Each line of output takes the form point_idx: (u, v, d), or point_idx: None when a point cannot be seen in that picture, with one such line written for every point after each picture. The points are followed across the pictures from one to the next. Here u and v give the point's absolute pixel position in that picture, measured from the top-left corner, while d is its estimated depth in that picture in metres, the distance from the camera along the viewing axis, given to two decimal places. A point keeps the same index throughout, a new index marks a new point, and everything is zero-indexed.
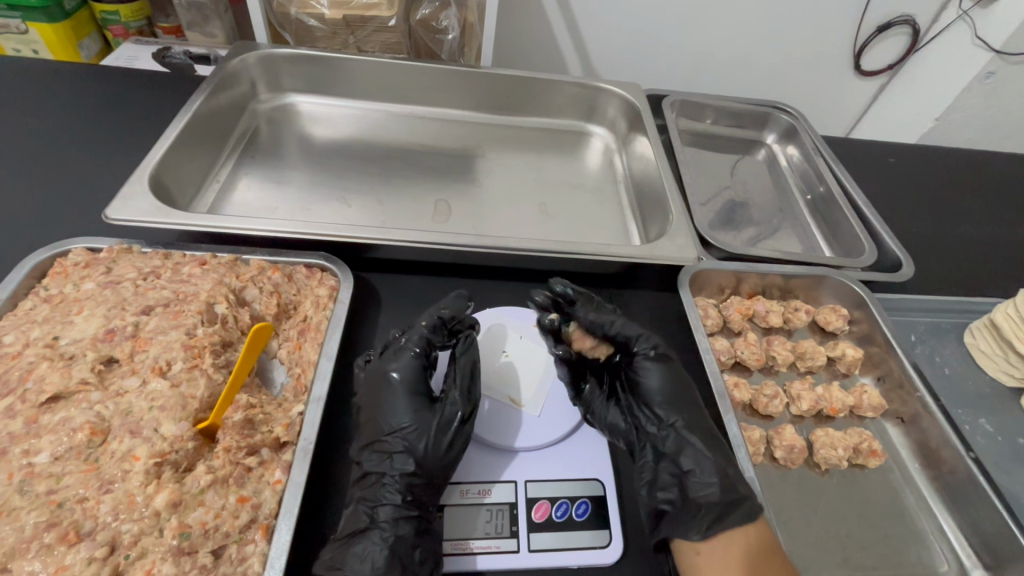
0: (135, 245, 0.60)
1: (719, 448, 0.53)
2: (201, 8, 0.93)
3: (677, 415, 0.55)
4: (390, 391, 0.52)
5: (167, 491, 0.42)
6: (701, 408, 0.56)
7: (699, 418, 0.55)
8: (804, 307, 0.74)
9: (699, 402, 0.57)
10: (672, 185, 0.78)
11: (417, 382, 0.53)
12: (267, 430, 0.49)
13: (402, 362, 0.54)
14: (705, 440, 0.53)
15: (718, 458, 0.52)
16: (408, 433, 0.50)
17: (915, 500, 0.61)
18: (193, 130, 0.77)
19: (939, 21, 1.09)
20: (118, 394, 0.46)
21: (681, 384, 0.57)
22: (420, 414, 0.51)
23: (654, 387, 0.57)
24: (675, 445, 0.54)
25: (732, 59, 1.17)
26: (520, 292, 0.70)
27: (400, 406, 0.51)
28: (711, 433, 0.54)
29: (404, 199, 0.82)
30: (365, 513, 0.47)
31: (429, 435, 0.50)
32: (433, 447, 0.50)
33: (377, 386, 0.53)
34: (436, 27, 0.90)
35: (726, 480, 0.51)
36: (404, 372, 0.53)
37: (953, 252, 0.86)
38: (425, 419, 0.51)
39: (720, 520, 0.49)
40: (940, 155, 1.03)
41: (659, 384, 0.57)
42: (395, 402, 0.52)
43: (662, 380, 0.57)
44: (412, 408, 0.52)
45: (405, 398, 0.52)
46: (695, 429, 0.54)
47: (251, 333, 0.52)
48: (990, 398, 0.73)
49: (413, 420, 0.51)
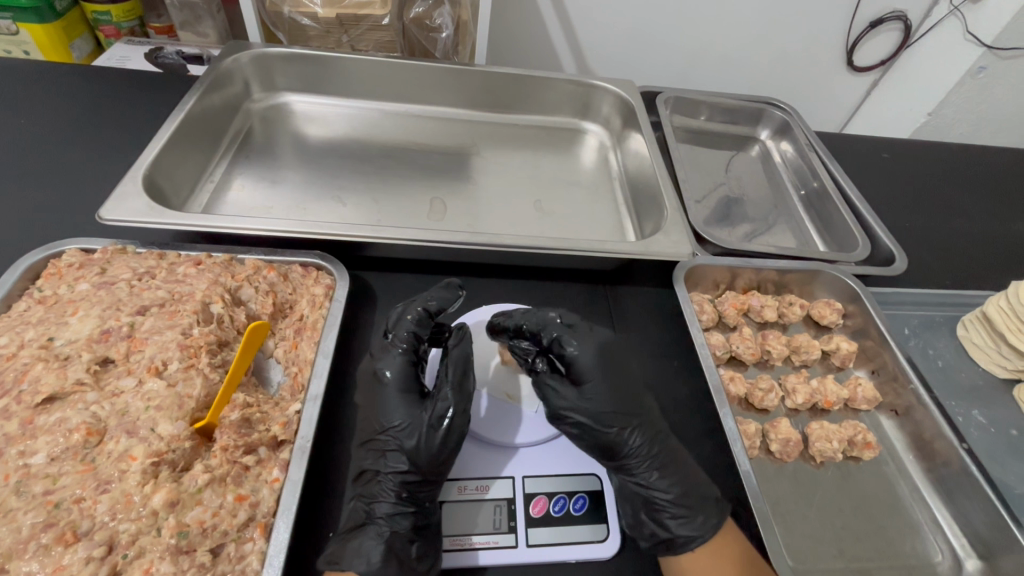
0: (129, 246, 0.60)
1: (672, 460, 0.54)
2: (193, 8, 0.93)
3: (621, 430, 0.53)
4: (381, 391, 0.52)
5: (164, 491, 0.42)
6: (654, 427, 0.55)
7: (649, 439, 0.54)
8: (799, 301, 0.74)
9: (640, 403, 0.55)
10: (666, 182, 0.78)
11: (407, 378, 0.53)
12: (264, 429, 0.49)
13: (392, 361, 0.54)
14: (654, 461, 0.53)
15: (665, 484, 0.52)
16: (399, 430, 0.50)
17: (909, 491, 0.61)
18: (186, 130, 0.77)
19: (931, 17, 1.10)
20: (114, 394, 0.46)
21: (626, 400, 0.55)
22: (412, 411, 0.51)
23: (586, 410, 0.54)
24: (631, 462, 0.53)
25: (726, 54, 1.17)
26: (517, 289, 0.70)
27: (392, 404, 0.51)
28: (660, 442, 0.54)
29: (399, 197, 0.82)
30: (363, 509, 0.48)
31: (420, 431, 0.49)
32: (424, 443, 0.49)
33: (370, 386, 0.53)
34: (430, 25, 0.90)
35: (668, 492, 0.52)
36: (393, 370, 0.53)
37: (946, 246, 0.87)
38: (417, 415, 0.51)
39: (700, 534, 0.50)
40: (932, 150, 1.04)
41: (602, 399, 0.54)
42: (388, 400, 0.52)
43: (599, 396, 0.54)
44: (404, 405, 0.51)
45: (396, 395, 0.52)
46: (646, 450, 0.53)
47: (247, 331, 0.53)
48: (983, 389, 0.74)
49: (405, 417, 0.51)
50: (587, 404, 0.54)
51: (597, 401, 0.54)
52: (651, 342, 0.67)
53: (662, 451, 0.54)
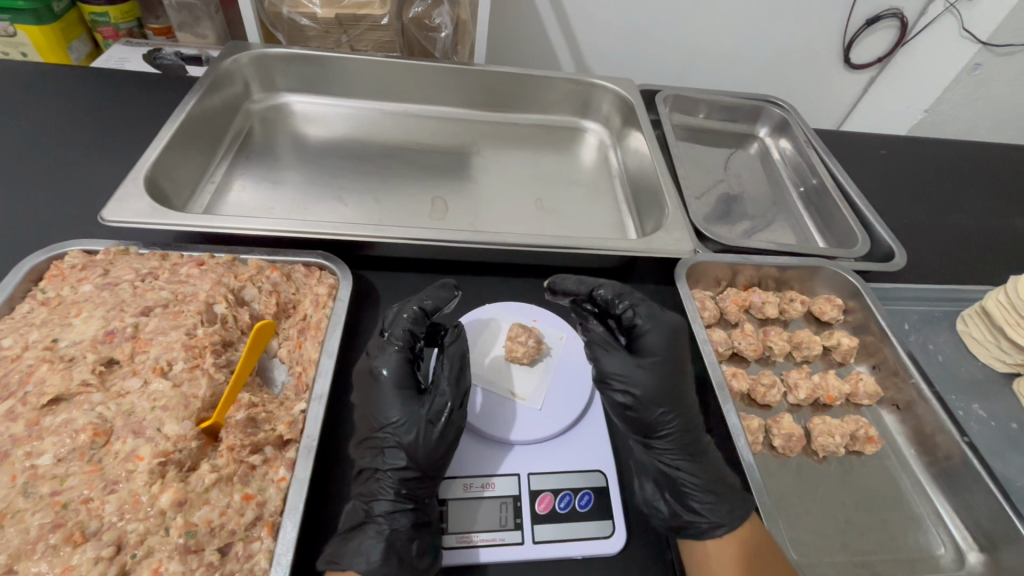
0: (132, 247, 0.60)
1: (702, 449, 0.55)
2: (191, 9, 0.93)
3: (662, 411, 0.54)
4: (377, 388, 0.52)
5: (171, 490, 0.42)
6: (695, 417, 0.56)
7: (689, 424, 0.55)
8: (800, 298, 0.74)
9: (688, 391, 0.56)
10: (667, 179, 0.79)
11: (404, 375, 0.53)
12: (269, 429, 0.49)
13: (388, 358, 0.53)
14: (689, 446, 0.54)
15: (695, 469, 0.54)
16: (398, 427, 0.50)
17: (911, 485, 0.62)
18: (187, 131, 0.77)
19: (927, 13, 1.11)
20: (120, 395, 0.46)
21: (677, 385, 0.56)
22: (409, 406, 0.51)
23: (639, 383, 0.55)
24: (662, 444, 0.54)
25: (724, 52, 1.17)
26: (520, 288, 0.70)
27: (389, 402, 0.51)
28: (695, 430, 0.55)
29: (400, 197, 0.82)
30: (362, 508, 0.48)
31: (419, 427, 0.50)
32: (423, 439, 0.49)
33: (367, 384, 0.53)
34: (429, 25, 0.90)
35: (692, 478, 0.53)
36: (390, 367, 0.53)
37: (945, 241, 0.87)
38: (415, 412, 0.51)
39: (721, 525, 0.51)
40: (929, 147, 1.05)
41: (655, 379, 0.55)
42: (383, 398, 0.51)
43: (654, 374, 0.56)
44: (402, 401, 0.51)
45: (393, 392, 0.52)
46: (683, 434, 0.54)
47: (253, 331, 0.53)
48: (982, 384, 0.74)
49: (402, 414, 0.51)
50: (641, 379, 0.55)
51: (654, 378, 0.55)
52: None
53: (695, 439, 0.55)
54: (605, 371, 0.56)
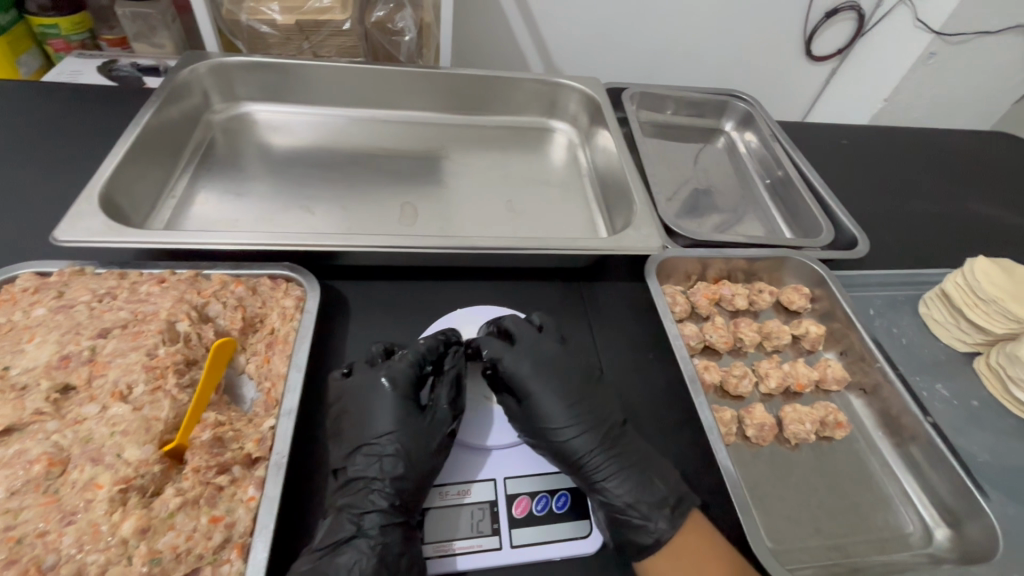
0: (88, 267, 0.58)
1: (627, 465, 0.53)
2: (146, 19, 0.90)
3: (568, 444, 0.53)
4: (378, 396, 0.51)
5: (134, 518, 0.41)
6: (606, 433, 0.54)
7: (609, 442, 0.54)
8: (768, 288, 0.76)
9: (587, 411, 0.55)
10: (635, 177, 0.79)
11: (407, 388, 0.53)
12: (237, 447, 0.48)
13: (395, 368, 0.53)
14: (611, 468, 0.52)
15: (628, 488, 0.52)
16: (398, 438, 0.49)
17: (880, 466, 0.63)
18: (144, 144, 0.74)
19: (883, 4, 1.14)
20: (76, 422, 0.45)
21: (571, 408, 0.55)
22: (411, 421, 0.51)
23: (531, 422, 0.54)
24: (584, 477, 0.52)
25: (688, 48, 1.19)
26: (491, 291, 0.70)
27: (390, 412, 0.51)
28: (613, 450, 0.53)
29: (367, 203, 0.82)
30: (350, 521, 0.46)
31: (421, 441, 0.50)
32: (424, 452, 0.49)
33: (366, 392, 0.52)
34: (392, 29, 0.90)
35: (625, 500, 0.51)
36: (396, 378, 0.52)
37: (905, 227, 0.89)
38: (416, 426, 0.50)
39: (662, 541, 0.50)
40: (886, 135, 1.08)
41: (544, 414, 0.54)
42: (384, 408, 0.51)
43: (541, 409, 0.54)
44: (403, 414, 0.51)
45: (394, 403, 0.51)
46: (600, 457, 0.52)
47: (213, 348, 0.52)
48: (947, 364, 0.76)
49: (403, 426, 0.50)
50: (531, 418, 0.54)
51: (555, 406, 0.55)
52: (628, 336, 0.68)
53: (616, 457, 0.53)
54: (512, 411, 0.55)
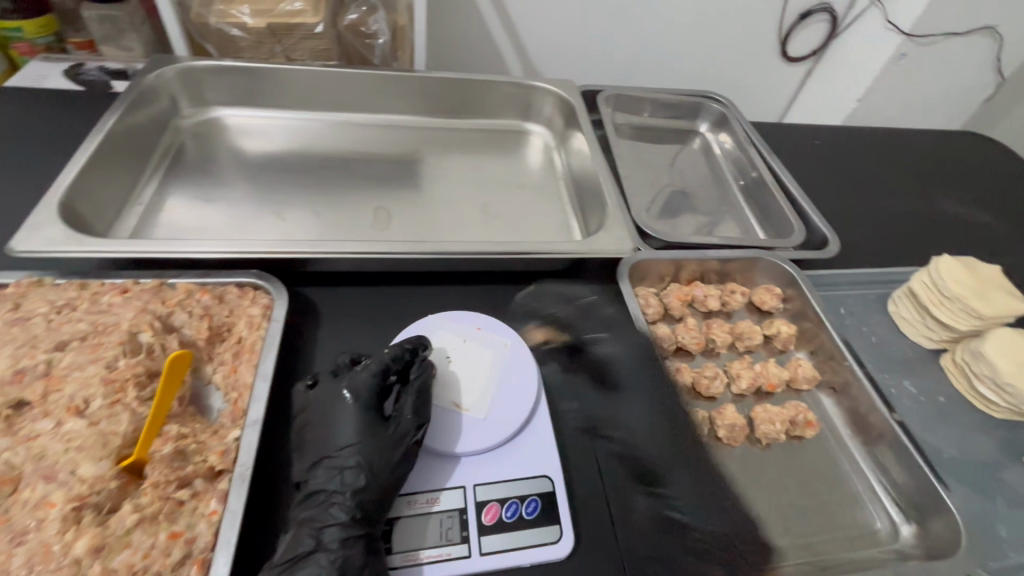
0: (47, 277, 0.57)
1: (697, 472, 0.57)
2: (114, 22, 0.88)
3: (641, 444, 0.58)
4: (339, 409, 0.50)
5: (88, 536, 0.40)
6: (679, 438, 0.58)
7: (676, 440, 0.58)
8: (740, 289, 0.76)
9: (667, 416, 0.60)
10: (608, 179, 0.80)
11: (371, 399, 0.52)
12: (200, 460, 0.47)
13: (358, 379, 0.52)
14: (679, 471, 0.56)
15: (687, 485, 0.55)
16: (360, 450, 0.48)
17: (849, 464, 0.64)
18: (107, 150, 0.73)
19: (855, 6, 1.16)
20: (30, 438, 0.44)
21: (653, 412, 0.60)
22: (372, 432, 0.50)
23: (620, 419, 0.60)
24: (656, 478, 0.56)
25: (665, 50, 1.20)
26: (464, 295, 0.70)
27: (352, 424, 0.50)
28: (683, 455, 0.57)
29: (341, 208, 0.81)
30: (310, 536, 0.45)
31: (383, 451, 0.49)
32: (386, 462, 0.48)
33: (329, 404, 0.51)
34: (366, 32, 0.89)
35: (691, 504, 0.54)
36: (358, 389, 0.52)
37: (875, 227, 0.91)
38: (378, 437, 0.49)
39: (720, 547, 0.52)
40: (857, 136, 1.09)
41: (632, 413, 0.60)
42: (346, 419, 0.50)
43: (631, 409, 0.60)
44: (365, 425, 0.50)
45: (356, 415, 0.50)
46: (671, 460, 0.57)
47: (169, 359, 0.50)
48: (916, 361, 0.77)
49: (365, 437, 0.49)
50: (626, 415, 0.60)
51: (637, 407, 0.60)
52: (600, 339, 0.68)
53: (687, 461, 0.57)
54: (592, 404, 0.61)
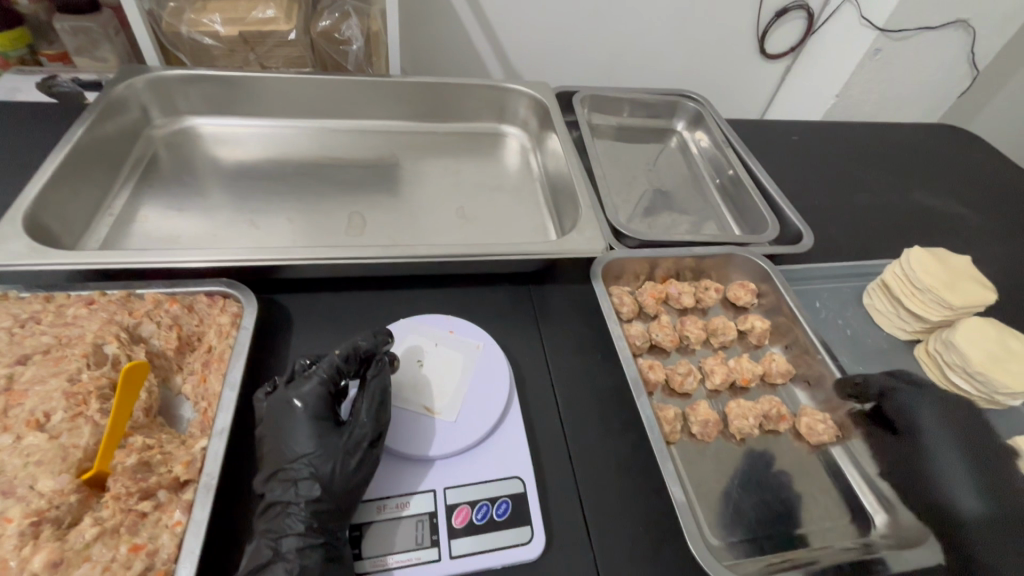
0: (11, 291, 0.56)
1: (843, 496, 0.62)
2: (87, 33, 0.88)
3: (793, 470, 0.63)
4: (290, 419, 0.50)
5: (46, 551, 0.39)
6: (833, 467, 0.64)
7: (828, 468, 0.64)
8: (714, 286, 0.77)
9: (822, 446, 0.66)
10: (581, 180, 0.80)
11: (322, 407, 0.51)
12: (165, 471, 0.46)
13: (307, 388, 0.51)
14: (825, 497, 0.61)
15: (825, 507, 0.60)
16: (313, 459, 0.48)
17: (824, 458, 0.65)
18: (76, 162, 0.72)
19: (829, 4, 1.18)
20: None
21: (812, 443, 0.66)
22: (325, 439, 0.49)
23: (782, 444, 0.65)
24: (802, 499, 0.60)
25: (643, 50, 1.21)
26: (438, 298, 0.70)
27: (304, 433, 0.49)
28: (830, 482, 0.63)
29: (316, 215, 0.81)
30: (268, 546, 0.45)
31: (336, 458, 0.48)
32: (340, 470, 0.48)
33: (280, 415, 0.50)
34: (339, 39, 0.89)
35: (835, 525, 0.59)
36: (308, 398, 0.51)
37: (850, 221, 0.92)
38: (332, 445, 0.49)
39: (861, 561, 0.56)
40: (834, 131, 1.10)
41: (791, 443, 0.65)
42: (297, 430, 0.49)
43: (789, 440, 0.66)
44: (318, 433, 0.49)
45: (308, 425, 0.49)
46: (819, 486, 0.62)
47: (125, 370, 0.48)
48: (893, 353, 0.77)
49: (318, 446, 0.49)
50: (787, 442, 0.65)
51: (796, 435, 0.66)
52: (575, 339, 0.68)
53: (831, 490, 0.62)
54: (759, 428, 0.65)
